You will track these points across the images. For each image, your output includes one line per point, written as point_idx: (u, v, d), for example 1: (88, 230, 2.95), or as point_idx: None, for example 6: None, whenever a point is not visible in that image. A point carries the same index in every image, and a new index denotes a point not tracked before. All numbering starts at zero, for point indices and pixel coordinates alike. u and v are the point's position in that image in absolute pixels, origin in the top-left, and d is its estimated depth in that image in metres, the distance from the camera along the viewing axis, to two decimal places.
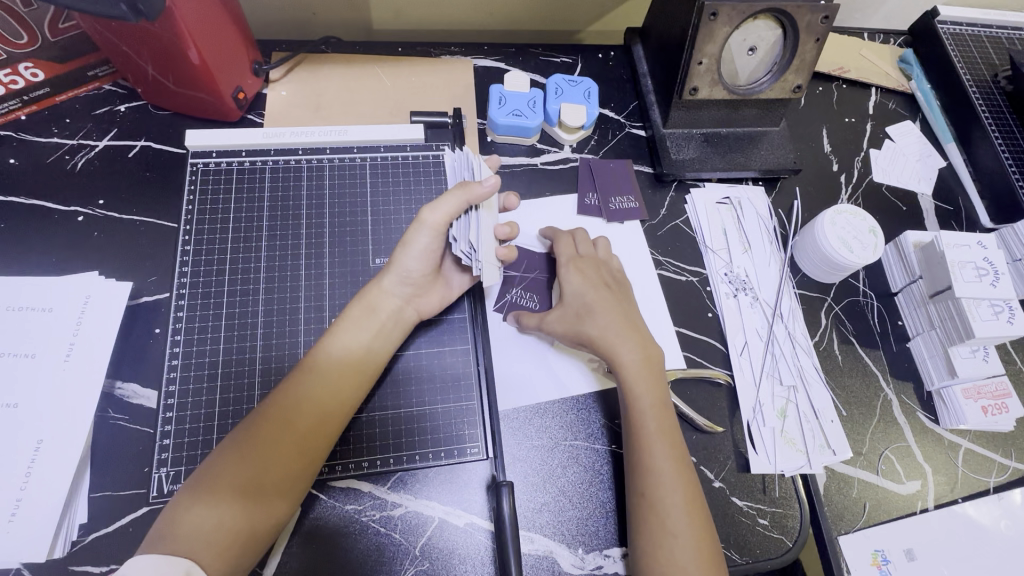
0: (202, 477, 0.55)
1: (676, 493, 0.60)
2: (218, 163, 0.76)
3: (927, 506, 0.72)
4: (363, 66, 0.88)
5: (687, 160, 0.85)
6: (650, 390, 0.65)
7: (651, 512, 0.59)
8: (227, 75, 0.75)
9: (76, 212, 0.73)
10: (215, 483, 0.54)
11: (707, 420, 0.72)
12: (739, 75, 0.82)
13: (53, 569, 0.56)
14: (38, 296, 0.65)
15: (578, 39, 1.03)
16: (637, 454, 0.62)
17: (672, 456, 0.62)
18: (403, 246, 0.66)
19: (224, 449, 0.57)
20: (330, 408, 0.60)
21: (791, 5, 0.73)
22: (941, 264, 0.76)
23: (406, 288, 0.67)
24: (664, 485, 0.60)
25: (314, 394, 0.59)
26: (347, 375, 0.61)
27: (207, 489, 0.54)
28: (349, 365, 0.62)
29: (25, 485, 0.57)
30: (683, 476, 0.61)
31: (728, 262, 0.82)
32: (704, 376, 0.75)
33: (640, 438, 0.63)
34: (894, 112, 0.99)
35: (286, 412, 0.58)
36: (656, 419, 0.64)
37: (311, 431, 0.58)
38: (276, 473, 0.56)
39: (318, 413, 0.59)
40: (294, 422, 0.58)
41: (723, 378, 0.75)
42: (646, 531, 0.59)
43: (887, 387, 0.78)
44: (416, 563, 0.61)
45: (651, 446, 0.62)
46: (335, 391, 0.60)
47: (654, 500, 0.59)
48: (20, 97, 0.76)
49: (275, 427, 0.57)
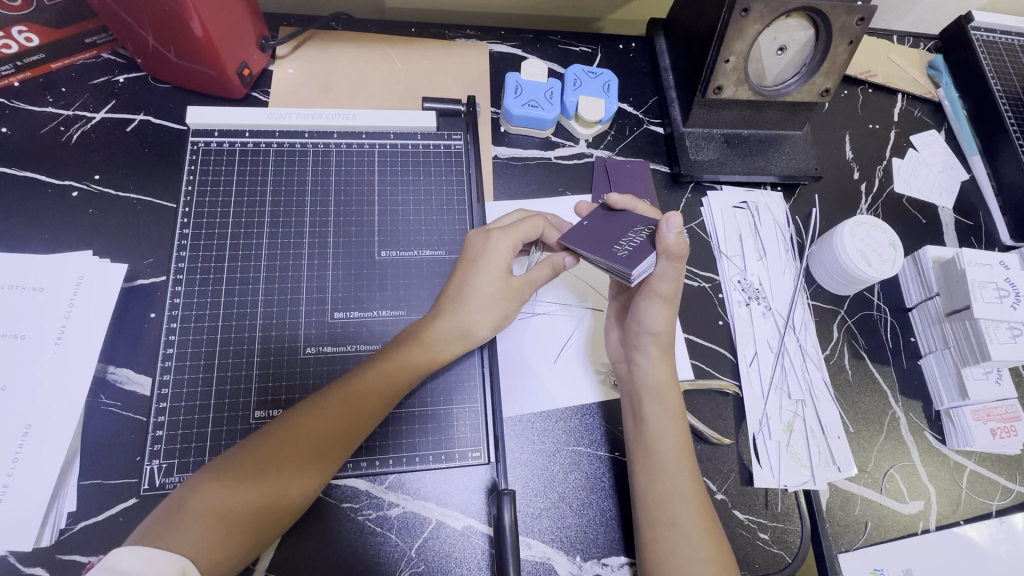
0: (221, 460, 0.54)
1: (694, 518, 0.58)
2: (220, 142, 0.73)
3: (928, 526, 0.71)
4: (374, 46, 0.85)
5: (706, 161, 0.82)
6: (668, 408, 0.64)
7: (672, 537, 0.58)
8: (231, 49, 0.71)
9: (71, 187, 0.70)
10: (230, 468, 0.53)
11: (713, 431, 0.71)
12: (766, 75, 0.79)
13: (41, 556, 0.55)
14: (29, 274, 0.63)
15: (598, 28, 0.99)
16: (662, 468, 0.61)
17: (692, 480, 0.61)
18: (462, 299, 0.63)
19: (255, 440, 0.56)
20: (352, 415, 0.57)
21: (826, 5, 0.70)
22: (960, 282, 0.74)
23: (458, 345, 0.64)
24: (686, 510, 0.59)
25: (344, 398, 0.57)
26: (377, 384, 0.59)
27: (224, 473, 0.53)
28: (386, 375, 0.59)
29: (13, 470, 0.55)
30: (701, 499, 0.60)
31: (742, 270, 0.80)
32: (712, 387, 0.73)
33: (654, 461, 0.62)
34: (918, 120, 0.96)
35: (311, 410, 0.57)
36: (672, 444, 0.62)
37: (332, 437, 0.56)
38: (290, 479, 0.54)
39: (343, 423, 0.57)
40: (317, 426, 0.56)
41: (730, 389, 0.73)
42: (665, 559, 0.57)
43: (896, 405, 0.77)
44: (412, 565, 0.60)
45: (670, 471, 0.61)
46: (363, 398, 0.58)
47: (682, 527, 0.58)
48: (14, 62, 0.73)
49: (299, 432, 0.55)
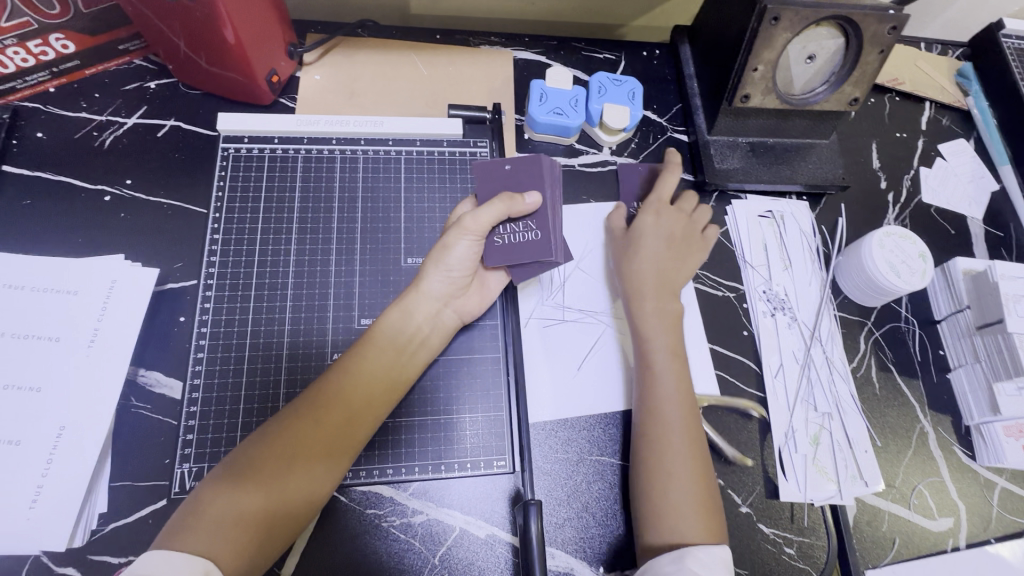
0: (234, 460, 0.54)
1: (686, 471, 0.60)
2: (249, 149, 0.74)
3: (958, 544, 0.70)
4: (399, 52, 0.85)
5: (732, 170, 0.81)
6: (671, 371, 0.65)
7: (661, 485, 0.59)
8: (261, 55, 0.72)
9: (103, 192, 0.71)
10: (241, 470, 0.53)
11: (736, 451, 0.70)
12: (794, 84, 0.78)
13: (72, 557, 0.56)
14: (63, 277, 0.64)
15: (620, 35, 0.99)
16: (653, 425, 0.62)
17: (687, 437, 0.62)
18: (445, 250, 0.64)
19: (258, 437, 0.55)
20: (355, 409, 0.58)
21: (859, 13, 0.69)
22: (993, 295, 0.73)
23: (446, 285, 0.65)
24: (676, 459, 0.60)
25: (352, 386, 0.58)
26: (381, 376, 0.60)
27: (234, 473, 0.53)
28: (385, 362, 0.60)
29: (47, 471, 0.56)
30: (695, 452, 0.61)
31: (768, 280, 0.79)
32: (736, 405, 0.72)
33: (651, 417, 0.63)
34: (947, 129, 0.95)
35: (315, 403, 0.57)
36: (670, 397, 0.64)
37: (338, 431, 0.56)
38: (298, 472, 0.53)
39: (347, 415, 0.57)
40: (321, 416, 0.56)
41: (754, 411, 0.72)
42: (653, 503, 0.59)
43: (924, 419, 0.76)
44: (436, 573, 0.60)
45: (664, 425, 0.62)
46: (368, 392, 0.59)
47: (668, 472, 0.60)
48: (50, 68, 0.74)
49: (306, 423, 0.55)
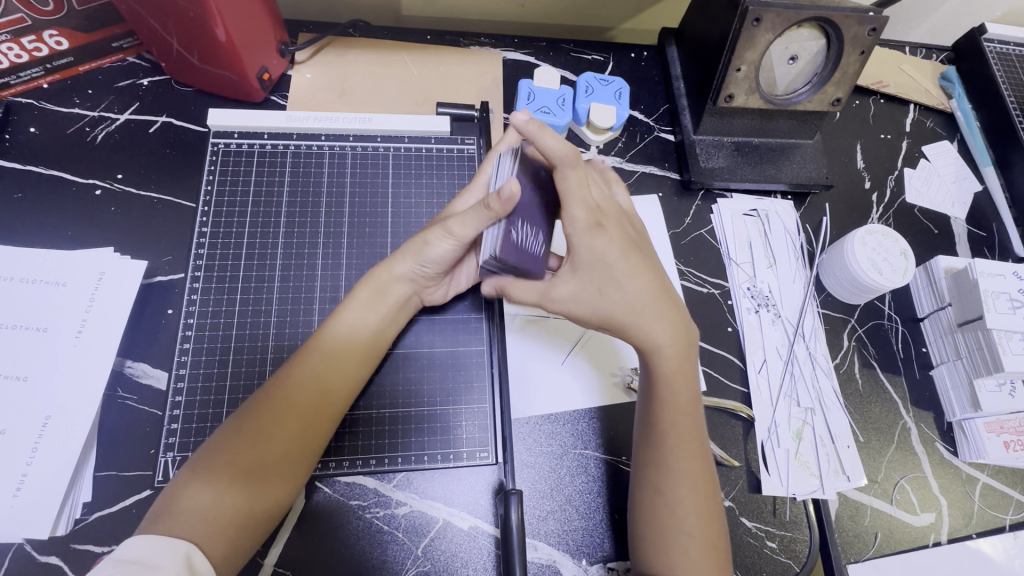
0: (208, 453, 0.53)
1: (687, 491, 0.57)
2: (240, 144, 0.75)
3: (940, 539, 0.70)
4: (389, 51, 0.86)
5: (717, 169, 0.83)
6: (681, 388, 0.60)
7: (659, 503, 0.57)
8: (252, 54, 0.73)
9: (94, 186, 0.72)
10: (216, 462, 0.52)
11: (723, 451, 0.70)
12: (778, 84, 0.79)
13: (55, 545, 0.56)
14: (52, 268, 0.65)
15: (610, 37, 1.00)
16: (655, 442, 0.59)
17: (690, 454, 0.59)
18: (425, 247, 0.61)
19: (234, 430, 0.55)
20: (330, 397, 0.58)
21: (838, 15, 0.70)
22: (973, 292, 0.74)
23: (420, 276, 0.64)
24: (679, 482, 0.57)
25: (327, 375, 0.58)
26: (356, 363, 0.60)
27: (210, 470, 0.52)
28: (360, 349, 0.61)
29: (32, 460, 0.56)
30: (700, 473, 0.58)
31: (752, 277, 0.80)
32: (727, 407, 0.72)
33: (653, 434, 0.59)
34: (931, 131, 0.96)
35: (290, 392, 0.57)
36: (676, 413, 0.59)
37: (311, 420, 0.56)
38: (273, 461, 0.54)
39: (319, 404, 0.57)
40: (295, 407, 0.56)
41: (744, 412, 0.72)
42: (652, 521, 0.57)
43: (907, 415, 0.76)
44: (418, 563, 0.60)
45: (670, 441, 0.58)
46: (339, 380, 0.59)
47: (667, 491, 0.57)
48: (43, 64, 0.74)
49: (277, 413, 0.55)
